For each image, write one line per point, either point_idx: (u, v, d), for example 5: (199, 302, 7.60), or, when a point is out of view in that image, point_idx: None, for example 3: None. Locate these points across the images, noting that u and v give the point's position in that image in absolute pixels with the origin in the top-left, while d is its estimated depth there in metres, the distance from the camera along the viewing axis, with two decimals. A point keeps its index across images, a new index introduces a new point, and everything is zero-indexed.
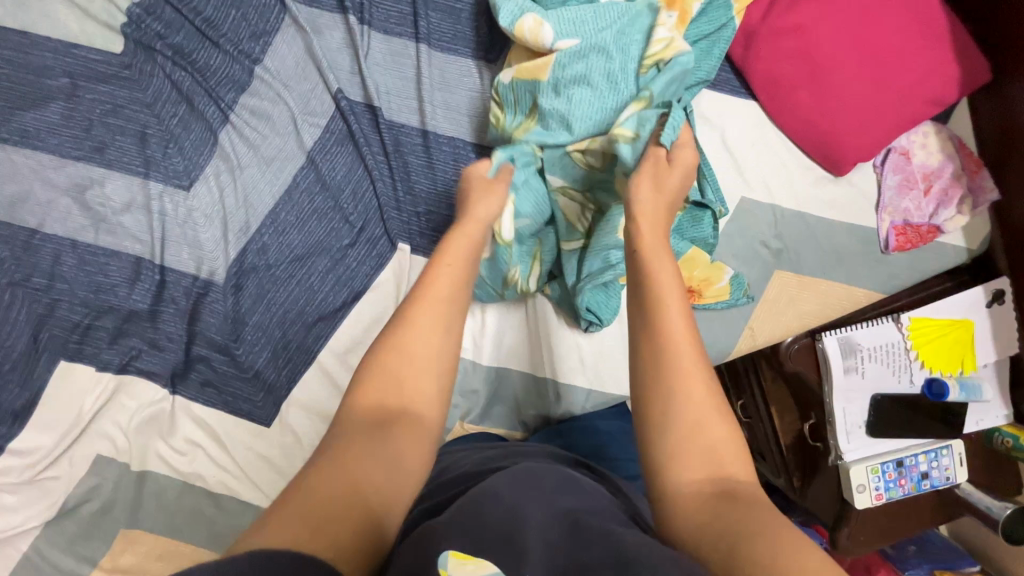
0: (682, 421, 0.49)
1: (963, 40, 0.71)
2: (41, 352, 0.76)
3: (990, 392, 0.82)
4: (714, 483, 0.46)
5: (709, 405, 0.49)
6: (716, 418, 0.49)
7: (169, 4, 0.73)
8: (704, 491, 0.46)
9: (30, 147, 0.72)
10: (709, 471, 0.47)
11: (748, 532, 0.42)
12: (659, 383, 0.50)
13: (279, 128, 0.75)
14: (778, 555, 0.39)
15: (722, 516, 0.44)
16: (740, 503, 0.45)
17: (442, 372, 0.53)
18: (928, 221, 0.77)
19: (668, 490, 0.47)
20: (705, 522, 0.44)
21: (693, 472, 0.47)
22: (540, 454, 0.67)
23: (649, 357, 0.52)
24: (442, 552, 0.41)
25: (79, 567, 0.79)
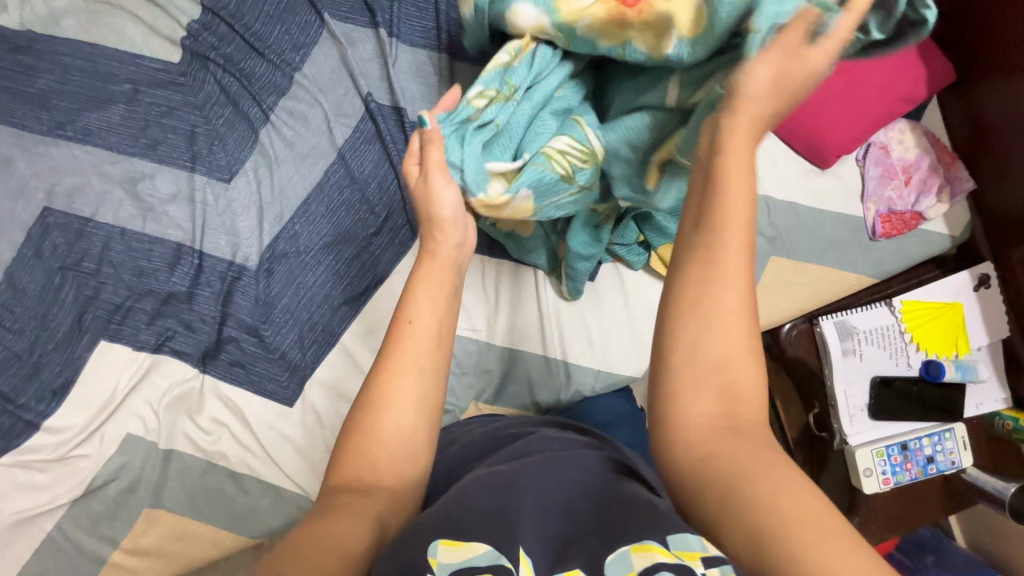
0: (710, 352, 0.45)
1: (926, 44, 0.80)
2: (84, 332, 0.81)
3: (985, 372, 0.85)
4: (726, 420, 0.45)
5: (742, 340, 0.45)
6: (746, 356, 0.46)
7: (222, 20, 0.83)
8: (715, 425, 0.44)
9: (92, 144, 0.81)
10: (724, 403, 0.45)
11: (758, 479, 0.41)
12: (695, 311, 0.46)
13: (313, 128, 0.83)
14: (777, 501, 0.39)
15: (726, 454, 0.43)
16: (750, 444, 0.43)
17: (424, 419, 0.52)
18: (910, 208, 0.83)
19: (681, 419, 0.45)
20: (710, 458, 0.43)
21: (707, 404, 0.45)
22: (535, 423, 0.74)
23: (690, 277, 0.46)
24: (432, 542, 0.42)
25: (102, 546, 0.81)
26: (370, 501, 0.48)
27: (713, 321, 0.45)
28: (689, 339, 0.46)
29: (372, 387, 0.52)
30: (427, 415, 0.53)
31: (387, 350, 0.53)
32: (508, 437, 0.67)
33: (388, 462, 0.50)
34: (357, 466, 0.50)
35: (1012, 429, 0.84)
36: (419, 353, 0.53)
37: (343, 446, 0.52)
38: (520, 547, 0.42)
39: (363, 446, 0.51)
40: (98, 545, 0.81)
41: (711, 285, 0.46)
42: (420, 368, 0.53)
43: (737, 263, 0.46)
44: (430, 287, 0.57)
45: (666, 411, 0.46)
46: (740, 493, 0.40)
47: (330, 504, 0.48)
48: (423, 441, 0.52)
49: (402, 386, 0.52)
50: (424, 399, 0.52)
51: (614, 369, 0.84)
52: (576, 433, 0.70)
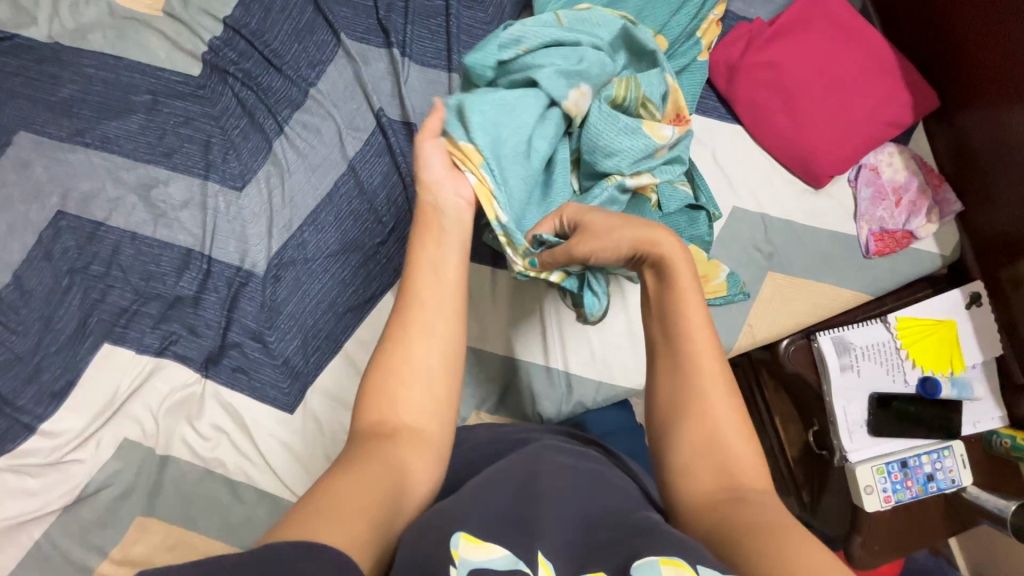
0: (695, 432, 0.54)
1: (910, 72, 0.85)
2: (88, 335, 0.81)
3: (981, 389, 0.87)
4: (725, 489, 0.51)
5: (724, 418, 0.54)
6: (732, 432, 0.54)
7: (243, 38, 0.87)
8: (716, 497, 0.51)
9: (109, 151, 0.83)
10: (722, 475, 0.52)
11: (752, 535, 0.46)
12: (674, 403, 0.56)
13: (326, 140, 0.86)
14: (775, 555, 0.43)
15: (727, 516, 0.49)
16: (749, 508, 0.49)
17: (444, 357, 0.54)
18: (902, 227, 0.86)
19: (685, 494, 0.53)
20: (713, 525, 0.49)
21: (704, 481, 0.53)
22: (539, 431, 0.74)
23: (666, 372, 0.57)
24: (454, 534, 0.43)
25: (88, 556, 0.79)
26: (392, 452, 0.49)
27: (693, 408, 0.55)
28: (677, 429, 0.55)
29: (387, 336, 0.54)
30: (445, 365, 0.54)
31: (409, 289, 0.56)
32: (514, 440, 0.68)
33: (412, 400, 0.52)
34: (381, 413, 0.52)
35: (1011, 448, 0.84)
36: (437, 298, 0.55)
37: (368, 389, 0.53)
38: (538, 551, 0.43)
39: (386, 390, 0.52)
40: (85, 555, 0.79)
41: (681, 376, 0.56)
42: (438, 309, 0.55)
43: (706, 347, 0.56)
44: (447, 227, 0.60)
45: (675, 492, 0.54)
46: (735, 551, 0.46)
47: (353, 452, 0.49)
48: (446, 397, 0.54)
49: (423, 329, 0.54)
50: (446, 333, 0.54)
51: (615, 381, 0.85)
52: (579, 443, 0.71)
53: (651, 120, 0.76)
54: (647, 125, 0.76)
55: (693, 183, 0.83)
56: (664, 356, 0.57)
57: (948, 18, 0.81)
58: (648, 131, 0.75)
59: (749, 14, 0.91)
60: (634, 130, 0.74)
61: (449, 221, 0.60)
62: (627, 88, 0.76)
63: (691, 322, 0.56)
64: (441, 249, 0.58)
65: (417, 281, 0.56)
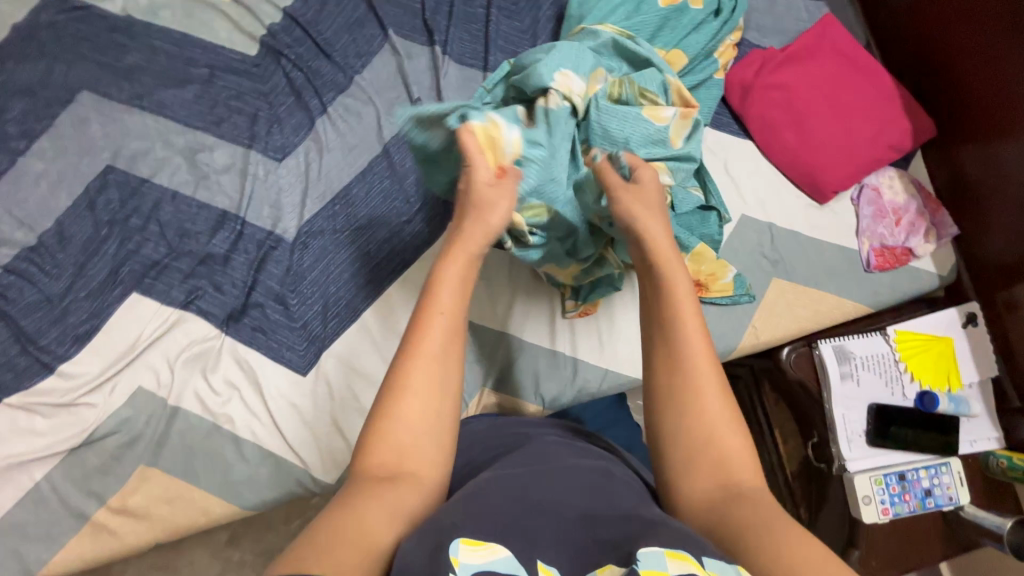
0: (691, 427, 0.53)
1: (910, 101, 0.92)
2: (117, 284, 0.84)
3: (977, 407, 0.89)
4: (722, 487, 0.50)
5: (719, 415, 0.53)
6: (729, 430, 0.53)
7: (299, 26, 0.95)
8: (714, 494, 0.50)
9: (163, 116, 0.90)
10: (717, 474, 0.51)
11: (754, 529, 0.46)
12: (669, 397, 0.55)
13: (364, 123, 0.92)
14: (778, 550, 0.43)
15: (726, 514, 0.48)
16: (747, 506, 0.48)
17: (445, 404, 0.55)
18: (901, 245, 0.91)
19: (682, 494, 0.52)
20: (712, 520, 0.48)
21: (700, 479, 0.51)
22: (536, 423, 0.74)
23: (663, 367, 0.56)
24: (453, 541, 0.42)
25: (87, 502, 0.80)
26: (395, 491, 0.50)
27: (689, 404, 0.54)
28: (671, 427, 0.54)
29: (396, 374, 0.55)
30: (449, 401, 0.56)
31: (415, 331, 0.57)
32: (510, 434, 0.68)
33: (415, 447, 0.53)
34: (382, 455, 0.52)
35: (1007, 467, 0.85)
36: (444, 338, 0.57)
37: (369, 432, 0.53)
38: (537, 559, 0.44)
39: (388, 436, 0.53)
40: (84, 501, 0.80)
41: (678, 369, 0.55)
42: (444, 349, 0.57)
43: (703, 346, 0.56)
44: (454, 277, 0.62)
45: (671, 487, 0.53)
46: (738, 548, 0.45)
47: (354, 490, 0.49)
48: (448, 428, 0.55)
49: (426, 370, 0.55)
50: (449, 377, 0.56)
51: (620, 370, 0.87)
52: (581, 437, 0.72)
53: (650, 106, 0.80)
54: (647, 111, 0.79)
55: (705, 188, 0.88)
56: (660, 358, 0.56)
57: (945, 55, 0.88)
58: (648, 116, 0.79)
59: (763, 43, 0.99)
60: (635, 116, 0.78)
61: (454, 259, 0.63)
62: (622, 86, 0.81)
63: (686, 320, 0.57)
64: (450, 296, 0.60)
65: (423, 318, 0.58)
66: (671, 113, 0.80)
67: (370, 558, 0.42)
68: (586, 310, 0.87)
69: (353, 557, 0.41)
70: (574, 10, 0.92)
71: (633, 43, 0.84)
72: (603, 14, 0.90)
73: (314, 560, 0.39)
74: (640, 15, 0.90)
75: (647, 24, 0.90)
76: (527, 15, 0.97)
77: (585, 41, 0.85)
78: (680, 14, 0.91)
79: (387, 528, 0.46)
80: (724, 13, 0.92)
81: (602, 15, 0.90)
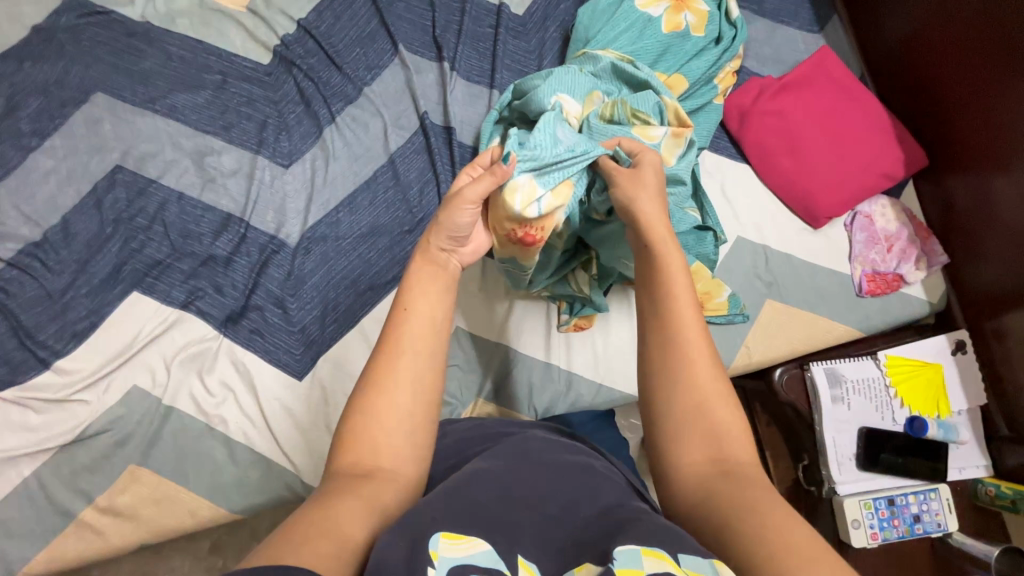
0: (681, 406, 0.54)
1: (903, 133, 0.94)
2: (119, 282, 0.85)
3: (965, 434, 0.90)
4: (715, 463, 0.51)
5: (711, 392, 0.54)
6: (721, 407, 0.54)
7: (312, 37, 0.97)
8: (705, 470, 0.51)
9: (174, 119, 0.92)
10: (711, 450, 0.52)
11: (742, 510, 0.46)
12: (663, 378, 0.56)
13: (372, 134, 0.94)
14: (765, 529, 0.43)
15: (718, 491, 0.49)
16: (735, 483, 0.49)
17: (421, 397, 0.56)
18: (893, 271, 0.93)
19: (676, 470, 0.53)
20: (700, 498, 0.50)
21: (694, 455, 0.53)
22: (522, 424, 0.74)
23: (658, 350, 0.57)
24: (433, 534, 0.43)
25: (74, 501, 0.79)
26: (372, 486, 0.50)
27: (682, 384, 0.55)
28: (665, 401, 0.55)
29: (372, 372, 0.57)
30: (422, 395, 0.56)
31: (387, 336, 0.58)
32: (494, 433, 0.67)
33: (390, 443, 0.53)
34: (359, 453, 0.53)
35: (995, 496, 0.86)
36: (415, 339, 0.58)
37: (346, 430, 0.54)
38: (519, 554, 0.45)
39: (360, 434, 0.53)
40: (71, 499, 0.79)
41: (671, 345, 0.56)
42: (421, 351, 0.58)
43: (694, 324, 0.57)
44: (427, 279, 0.63)
45: (665, 465, 0.54)
46: (723, 524, 0.46)
47: (332, 488, 0.49)
48: (423, 421, 0.56)
49: (399, 368, 0.56)
50: (424, 371, 0.57)
51: (613, 386, 0.88)
52: (572, 439, 0.72)
53: (641, 126, 0.81)
54: (638, 131, 0.81)
55: (702, 209, 0.89)
56: (656, 335, 0.58)
57: (937, 89, 0.91)
58: (638, 135, 0.80)
59: (761, 71, 1.02)
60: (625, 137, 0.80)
61: (429, 264, 0.64)
62: (614, 107, 0.81)
63: (679, 304, 0.58)
64: (422, 294, 0.62)
65: (395, 321, 0.59)
66: (663, 133, 0.82)
67: (343, 547, 0.43)
68: (580, 325, 0.88)
69: (327, 544, 0.42)
70: (581, 32, 0.95)
71: (632, 66, 0.86)
72: (607, 38, 0.93)
73: (287, 549, 0.40)
74: (643, 40, 0.93)
75: (650, 49, 0.93)
76: (534, 36, 1.00)
77: (586, 66, 0.88)
78: (682, 40, 0.94)
79: (364, 517, 0.46)
80: (725, 41, 0.95)
81: (608, 40, 0.93)
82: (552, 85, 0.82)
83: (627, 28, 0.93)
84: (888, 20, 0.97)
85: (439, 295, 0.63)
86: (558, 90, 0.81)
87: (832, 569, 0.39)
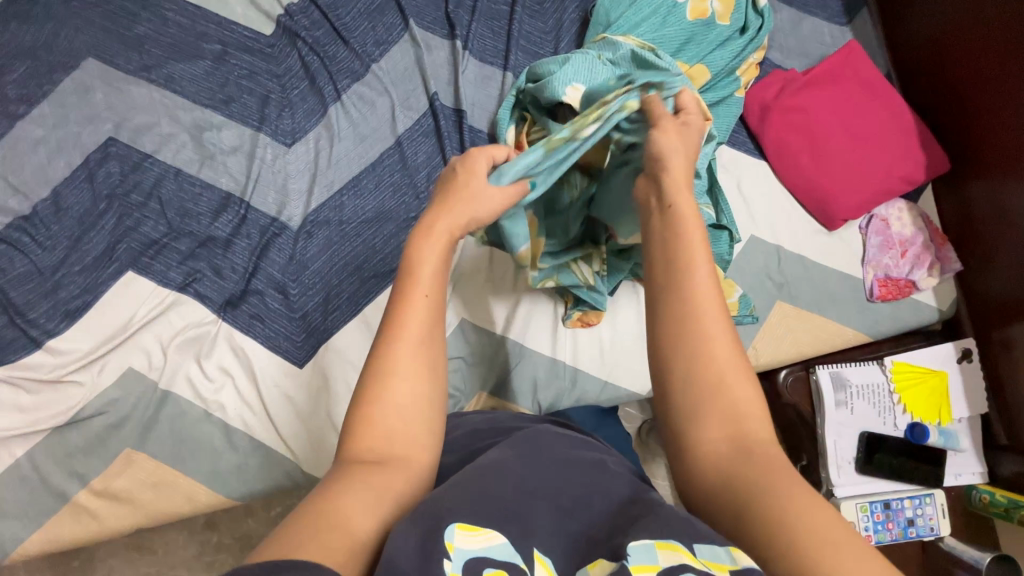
0: (700, 384, 0.50)
1: (926, 135, 0.92)
2: (113, 261, 0.82)
3: (965, 441, 0.90)
4: (733, 442, 0.48)
5: (731, 365, 0.50)
6: (741, 380, 0.50)
7: (318, 8, 0.92)
8: (724, 451, 0.48)
9: (171, 91, 0.87)
10: (729, 427, 0.49)
11: (766, 492, 0.44)
12: (680, 351, 0.51)
13: (379, 114, 0.90)
14: (790, 514, 0.41)
15: (739, 472, 0.46)
16: (757, 465, 0.46)
17: (430, 377, 0.54)
18: (905, 276, 0.92)
19: (693, 450, 0.49)
20: (720, 483, 0.47)
21: (712, 433, 0.49)
22: (529, 419, 0.72)
23: (673, 320, 0.52)
24: (449, 525, 0.42)
25: (69, 483, 0.77)
26: (384, 475, 0.48)
27: (702, 362, 0.50)
28: (681, 377, 0.51)
29: (378, 351, 0.54)
30: (436, 378, 0.54)
31: (393, 318, 0.55)
32: (503, 426, 0.65)
33: (402, 433, 0.51)
34: (370, 439, 0.51)
35: (989, 502, 0.86)
36: (426, 316, 0.55)
37: (353, 419, 0.52)
38: (533, 548, 0.44)
39: (373, 418, 0.51)
40: (66, 481, 0.77)
41: (688, 316, 0.52)
42: (430, 332, 0.55)
43: (712, 291, 0.53)
44: (435, 257, 0.59)
45: (680, 445, 0.50)
46: (745, 510, 0.44)
47: (341, 475, 0.47)
48: (436, 407, 0.54)
49: (412, 353, 0.54)
50: (433, 350, 0.55)
51: (619, 383, 0.87)
52: (575, 431, 0.71)
53: None
54: None
55: (717, 207, 0.87)
56: (671, 302, 0.53)
57: (963, 91, 0.88)
58: None
59: (785, 64, 0.99)
60: None
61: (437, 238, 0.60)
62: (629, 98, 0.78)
63: (696, 276, 0.53)
64: (428, 261, 0.58)
65: (402, 302, 0.56)
66: None
67: (355, 541, 0.41)
68: (586, 320, 0.86)
69: (336, 535, 0.40)
70: (601, 15, 0.91)
71: (652, 55, 0.82)
72: (629, 24, 0.89)
73: (297, 542, 0.38)
74: (666, 28, 0.89)
75: (673, 37, 0.89)
76: (551, 16, 0.95)
77: (604, 53, 0.85)
78: (706, 28, 0.90)
79: (374, 507, 0.45)
80: (750, 31, 0.92)
81: (629, 25, 0.89)
82: (568, 72, 0.78)
83: (651, 13, 0.89)
84: (918, 14, 0.94)
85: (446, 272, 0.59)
86: (574, 77, 0.78)
87: (860, 556, 0.38)
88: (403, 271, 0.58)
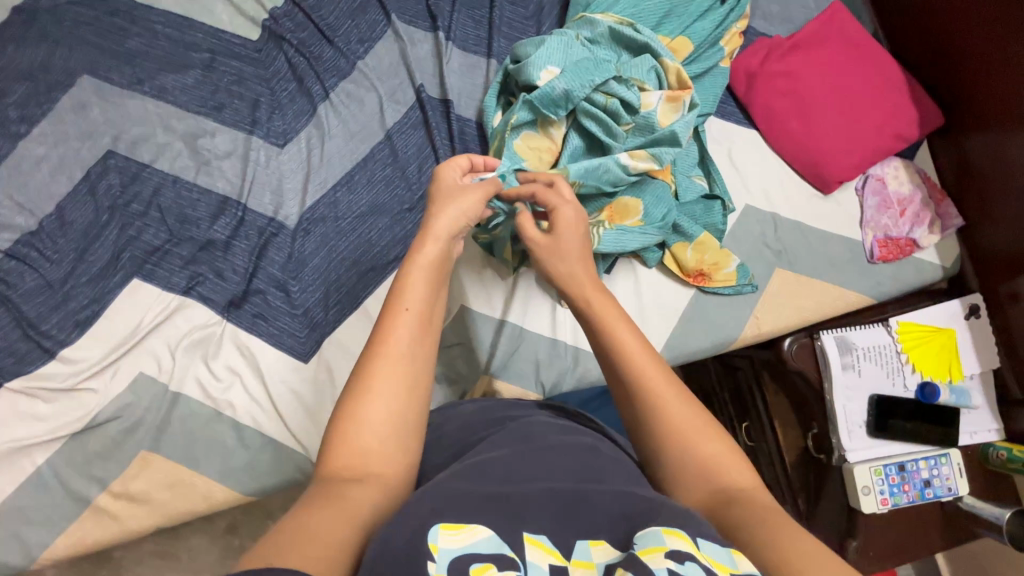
0: (665, 445, 0.54)
1: (915, 90, 0.91)
2: (119, 269, 0.84)
3: (978, 398, 0.89)
4: (712, 493, 0.50)
5: (688, 423, 0.54)
6: (703, 437, 0.53)
7: (302, 11, 0.94)
8: (706, 501, 0.50)
9: (164, 101, 0.89)
10: (704, 481, 0.51)
11: (748, 526, 0.45)
12: (638, 420, 0.55)
13: (367, 109, 0.91)
14: (771, 540, 0.42)
15: (721, 516, 0.47)
16: (737, 507, 0.47)
17: (418, 395, 0.54)
18: (906, 235, 0.90)
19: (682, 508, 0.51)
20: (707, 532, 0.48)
21: (691, 488, 0.51)
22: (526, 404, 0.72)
23: (621, 391, 0.57)
24: (432, 527, 0.41)
25: (89, 487, 0.80)
26: (362, 489, 0.47)
27: (656, 426, 0.54)
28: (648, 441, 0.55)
29: (363, 369, 0.54)
30: (418, 399, 0.54)
31: (380, 336, 0.56)
32: (496, 419, 0.65)
33: (381, 449, 0.51)
34: (348, 455, 0.50)
35: (1007, 459, 0.85)
36: (412, 336, 0.56)
37: (331, 434, 0.51)
38: (524, 531, 0.43)
39: (352, 426, 0.51)
40: (86, 486, 0.80)
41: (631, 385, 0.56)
42: (417, 355, 0.56)
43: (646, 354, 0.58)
44: (422, 273, 0.61)
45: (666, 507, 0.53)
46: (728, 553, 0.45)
47: (318, 492, 0.46)
48: (417, 421, 0.54)
49: (394, 370, 0.54)
50: (420, 369, 0.56)
51: None
52: (572, 418, 0.70)
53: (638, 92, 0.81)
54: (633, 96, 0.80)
55: (709, 177, 0.90)
56: (616, 376, 0.58)
57: (953, 43, 0.87)
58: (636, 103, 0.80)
59: (770, 31, 0.98)
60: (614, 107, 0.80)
61: (428, 259, 0.62)
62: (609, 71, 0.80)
63: (629, 344, 0.58)
64: (417, 275, 0.61)
65: (388, 317, 0.57)
66: (658, 98, 0.81)
67: (336, 548, 0.40)
68: None
69: (320, 546, 0.39)
70: None
71: (631, 30, 0.83)
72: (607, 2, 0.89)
73: (278, 552, 0.37)
74: (644, 2, 0.89)
75: (652, 12, 0.90)
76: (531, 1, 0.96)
77: (582, 32, 0.85)
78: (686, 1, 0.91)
79: (355, 519, 0.44)
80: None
81: (607, 5, 0.89)
82: (546, 52, 0.80)
83: None
84: None
85: (434, 294, 0.61)
86: (554, 56, 0.80)
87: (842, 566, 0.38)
88: (392, 289, 0.60)
